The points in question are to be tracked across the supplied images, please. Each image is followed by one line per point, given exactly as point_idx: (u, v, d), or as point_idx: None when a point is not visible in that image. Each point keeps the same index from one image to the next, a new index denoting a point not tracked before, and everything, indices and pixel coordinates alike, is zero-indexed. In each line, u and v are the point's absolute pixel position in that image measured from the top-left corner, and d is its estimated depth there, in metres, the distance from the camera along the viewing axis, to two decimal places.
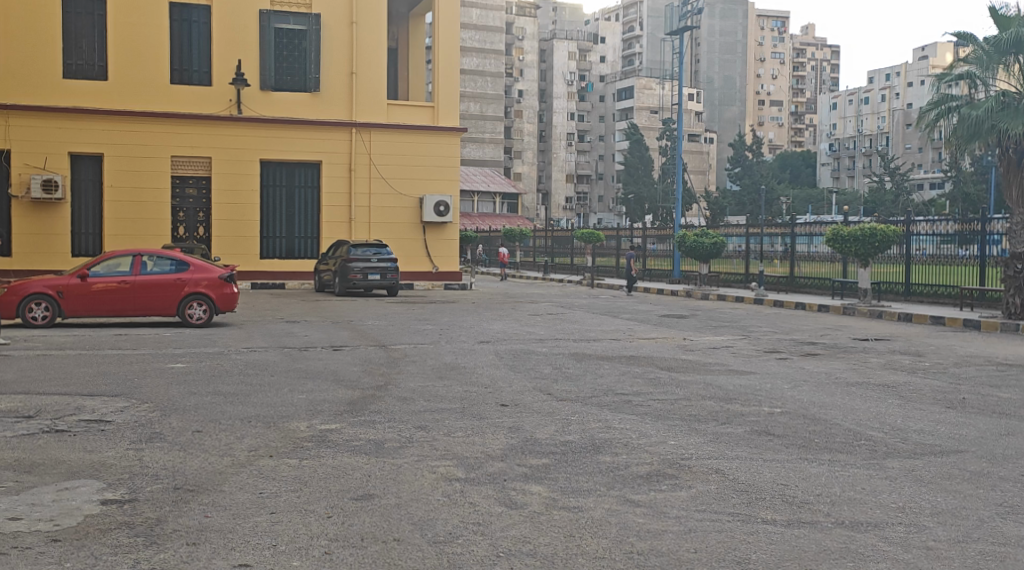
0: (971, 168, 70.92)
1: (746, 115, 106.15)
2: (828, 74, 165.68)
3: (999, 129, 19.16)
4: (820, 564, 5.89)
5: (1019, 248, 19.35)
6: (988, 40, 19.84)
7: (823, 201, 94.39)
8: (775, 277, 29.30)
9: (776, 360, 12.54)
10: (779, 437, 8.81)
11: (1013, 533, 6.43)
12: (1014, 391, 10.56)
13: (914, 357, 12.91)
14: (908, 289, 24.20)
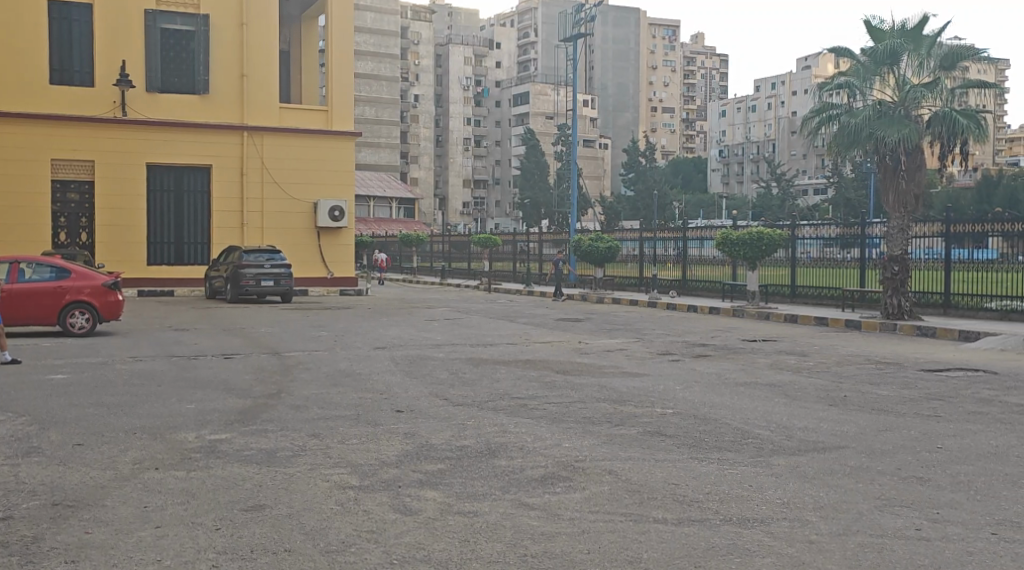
0: (851, 174, 73.86)
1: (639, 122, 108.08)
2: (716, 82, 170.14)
3: (875, 137, 19.92)
4: (710, 562, 6.02)
5: (896, 251, 20.19)
6: (865, 52, 20.71)
7: (713, 206, 96.74)
8: (668, 280, 29.89)
9: (668, 362, 12.78)
10: (671, 437, 8.99)
11: (890, 526, 6.71)
12: (892, 387, 11.01)
13: (799, 357, 13.35)
14: (794, 291, 25.01)
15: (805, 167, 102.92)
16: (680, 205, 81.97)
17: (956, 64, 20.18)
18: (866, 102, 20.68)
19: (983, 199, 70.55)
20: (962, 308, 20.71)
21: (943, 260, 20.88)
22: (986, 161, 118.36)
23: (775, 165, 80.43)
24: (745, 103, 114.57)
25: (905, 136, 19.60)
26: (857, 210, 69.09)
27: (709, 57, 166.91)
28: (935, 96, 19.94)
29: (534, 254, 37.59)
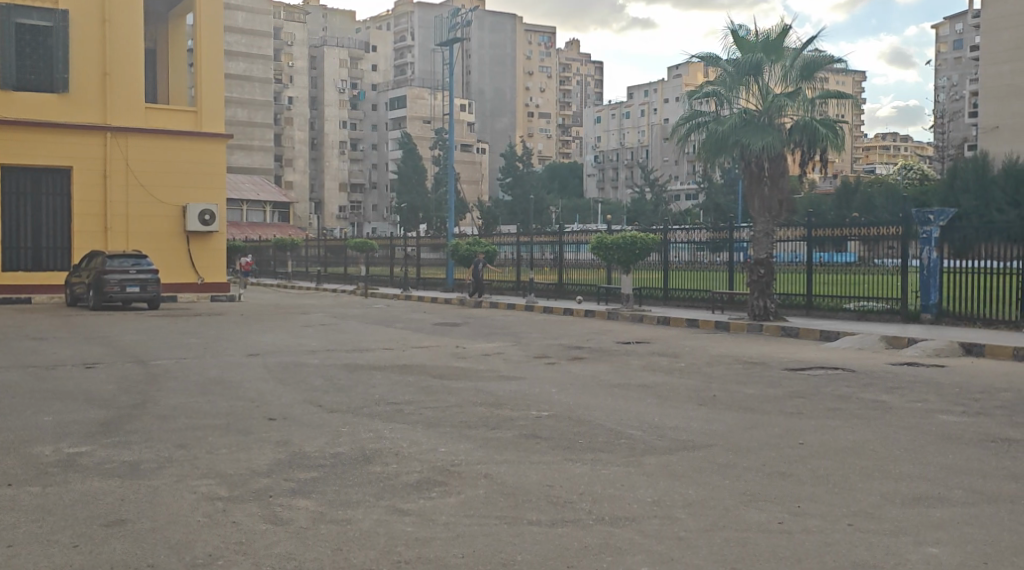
0: (720, 180, 76.21)
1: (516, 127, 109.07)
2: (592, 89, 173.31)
3: (742, 144, 20.60)
4: (582, 561, 6.10)
5: (761, 255, 20.96)
6: (730, 62, 21.43)
7: (590, 211, 98.32)
8: (545, 284, 30.20)
9: (544, 365, 12.93)
10: (545, 439, 9.08)
11: (754, 520, 6.93)
12: (758, 386, 11.40)
13: (670, 358, 13.70)
14: (667, 294, 25.68)
15: (677, 173, 105.73)
16: (558, 210, 82.95)
17: (814, 74, 20.97)
18: (732, 110, 21.36)
19: (842, 204, 73.98)
20: (822, 309, 21.63)
21: (806, 263, 21.78)
22: (844, 168, 124.00)
23: (647, 171, 82.34)
24: (620, 109, 116.98)
25: (769, 144, 20.35)
26: (725, 215, 71.42)
27: (585, 65, 169.86)
28: (797, 106, 20.76)
29: (412, 259, 37.48)
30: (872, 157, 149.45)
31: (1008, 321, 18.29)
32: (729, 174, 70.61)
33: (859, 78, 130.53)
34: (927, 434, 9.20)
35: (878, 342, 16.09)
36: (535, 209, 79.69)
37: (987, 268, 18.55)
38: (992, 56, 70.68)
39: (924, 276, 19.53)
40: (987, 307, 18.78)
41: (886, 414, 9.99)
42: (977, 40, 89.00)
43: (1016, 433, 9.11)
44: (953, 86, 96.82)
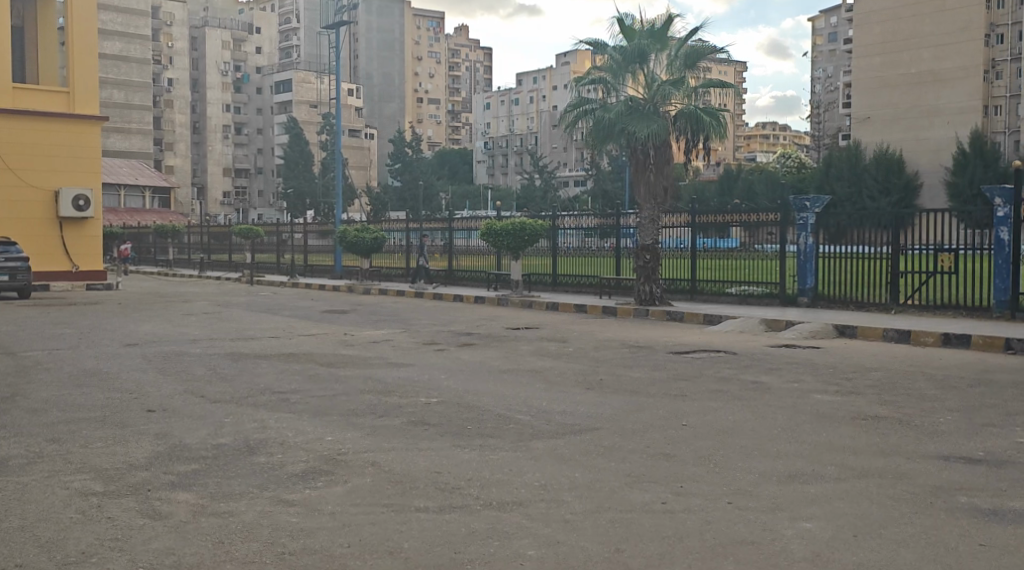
0: (607, 166, 77.31)
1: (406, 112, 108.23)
2: (482, 75, 173.49)
3: (628, 132, 20.90)
4: (469, 546, 6.13)
5: (647, 241, 21.37)
6: (617, 50, 21.67)
7: (480, 198, 98.46)
8: (435, 271, 30.14)
9: (433, 351, 12.90)
10: (434, 426, 9.07)
11: (639, 500, 7.07)
12: (643, 370, 11.64)
13: (559, 343, 13.85)
14: (556, 280, 25.98)
15: (567, 160, 106.86)
16: (448, 197, 82.66)
17: (697, 63, 21.48)
18: (619, 97, 21.63)
19: (725, 191, 76.12)
20: (706, 293, 22.19)
21: (690, 250, 22.31)
22: (726, 158, 127.47)
23: (536, 158, 82.93)
24: (510, 96, 117.40)
25: (654, 131, 20.69)
26: (613, 201, 72.55)
27: (477, 51, 169.58)
28: (682, 94, 21.18)
29: (299, 246, 36.93)
30: (752, 144, 153.98)
31: (879, 304, 19.08)
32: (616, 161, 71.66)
33: (739, 68, 134.37)
34: (803, 413, 9.55)
35: (758, 324, 16.60)
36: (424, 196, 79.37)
37: (860, 253, 19.30)
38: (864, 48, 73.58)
39: (802, 261, 20.22)
40: (859, 291, 19.56)
41: (766, 394, 10.33)
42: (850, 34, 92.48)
43: (885, 411, 9.54)
44: (829, 77, 100.42)
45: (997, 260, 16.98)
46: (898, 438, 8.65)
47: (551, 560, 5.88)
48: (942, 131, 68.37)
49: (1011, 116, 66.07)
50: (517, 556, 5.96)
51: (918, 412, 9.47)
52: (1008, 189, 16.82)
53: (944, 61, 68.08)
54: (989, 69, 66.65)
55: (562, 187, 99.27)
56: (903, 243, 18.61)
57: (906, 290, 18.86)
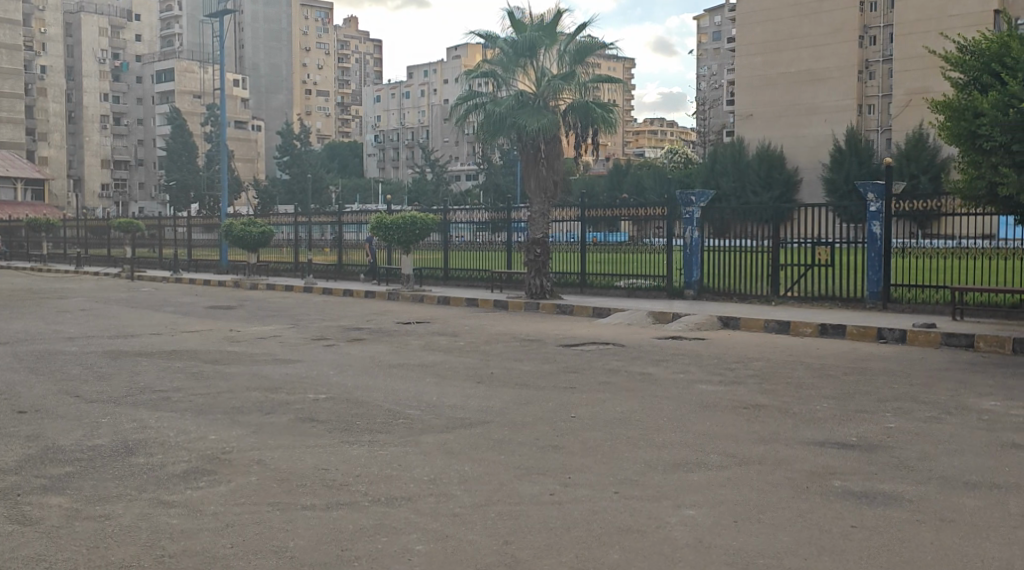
0: (498, 160, 77.62)
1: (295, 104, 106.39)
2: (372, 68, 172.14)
3: (518, 125, 20.99)
4: (356, 543, 6.06)
5: (538, 234, 21.55)
6: (507, 43, 21.71)
7: (371, 191, 97.58)
8: (324, 265, 29.76)
9: (322, 347, 12.73)
10: (322, 422, 8.94)
11: (528, 492, 7.12)
12: (533, 362, 11.73)
13: (450, 337, 13.85)
14: (447, 274, 25.98)
15: (458, 154, 106.87)
16: (337, 191, 81.70)
17: (586, 58, 21.74)
18: (509, 91, 21.69)
19: (614, 185, 77.29)
20: (595, 286, 22.52)
21: (580, 243, 22.53)
22: (615, 154, 129.49)
23: (428, 151, 82.65)
24: (401, 89, 116.71)
25: (544, 125, 20.87)
26: (504, 195, 72.95)
27: (366, 43, 167.83)
28: (572, 88, 21.40)
29: (183, 240, 35.98)
30: (640, 139, 156.72)
31: (761, 296, 19.70)
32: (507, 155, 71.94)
33: (627, 65, 136.63)
34: (688, 403, 9.76)
35: (646, 317, 16.91)
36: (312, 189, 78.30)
37: (743, 246, 19.87)
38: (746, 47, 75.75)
39: (687, 254, 20.68)
40: (743, 283, 20.17)
41: (652, 385, 10.52)
42: (732, 34, 95.15)
43: (766, 400, 9.85)
44: (712, 76, 103.14)
45: (870, 253, 17.71)
46: (778, 425, 8.93)
47: (440, 555, 5.86)
48: (819, 129, 70.87)
49: (883, 115, 68.94)
50: (405, 551, 5.93)
51: (795, 400, 9.80)
52: (881, 185, 17.56)
53: (822, 61, 70.60)
54: (863, 70, 69.52)
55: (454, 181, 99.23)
56: (783, 237, 19.23)
57: (786, 282, 19.51)
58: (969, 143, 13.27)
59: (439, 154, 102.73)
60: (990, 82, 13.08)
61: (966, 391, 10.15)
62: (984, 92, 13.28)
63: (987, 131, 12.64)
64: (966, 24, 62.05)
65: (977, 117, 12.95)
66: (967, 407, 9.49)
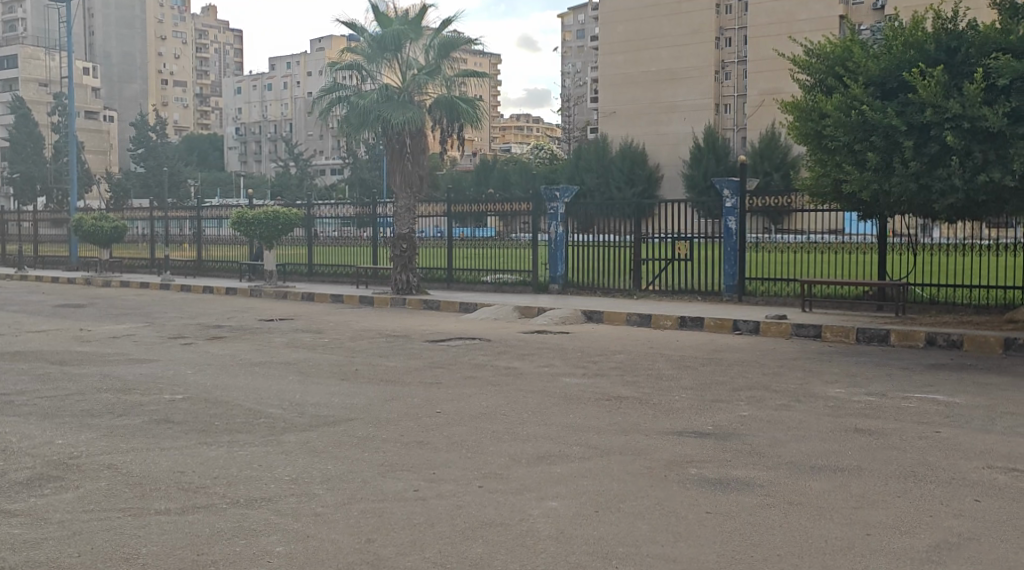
0: (364, 154, 76.83)
1: (152, 94, 102.58)
2: (232, 58, 167.62)
3: (383, 120, 20.78)
4: (213, 547, 5.88)
5: (404, 229, 21.41)
6: (371, 36, 21.46)
7: (233, 184, 95.04)
8: (182, 262, 28.84)
9: (180, 345, 12.34)
10: (178, 424, 8.66)
11: (391, 489, 7.08)
12: (399, 358, 11.67)
13: (314, 334, 13.63)
14: (311, 270, 25.61)
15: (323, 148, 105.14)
16: (196, 184, 79.20)
17: (451, 53, 21.68)
18: (374, 84, 21.48)
19: (481, 180, 77.61)
20: (462, 281, 22.61)
21: (447, 238, 22.53)
22: (482, 151, 129.96)
23: (291, 145, 81.08)
24: (264, 81, 114.08)
25: (410, 118, 20.73)
26: (370, 189, 72.29)
27: (225, 32, 163.03)
28: (437, 83, 21.42)
29: (28, 235, 34.25)
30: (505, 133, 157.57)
31: (622, 290, 20.18)
32: (373, 150, 71.28)
33: (491, 60, 137.38)
34: (552, 396, 9.90)
35: (512, 312, 17.06)
36: (170, 182, 75.63)
37: (606, 242, 20.20)
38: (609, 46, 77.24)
39: (552, 249, 20.93)
40: (605, 277, 20.61)
41: (517, 379, 10.63)
42: (595, 32, 96.87)
43: (627, 391, 10.08)
44: (575, 73, 104.76)
45: (727, 248, 18.34)
46: (639, 416, 9.15)
47: (300, 556, 5.76)
48: (679, 127, 72.95)
49: (738, 114, 71.49)
50: (264, 553, 5.80)
51: (655, 391, 10.07)
52: (736, 182, 18.11)
53: (681, 61, 72.67)
54: (719, 70, 71.94)
55: (320, 176, 97.67)
56: (645, 232, 19.66)
57: (647, 276, 20.03)
58: (816, 142, 13.90)
59: (304, 147, 100.95)
60: (834, 84, 13.76)
61: (812, 379, 10.65)
62: (830, 95, 13.97)
63: (832, 132, 13.27)
64: (814, 29, 65.06)
65: (822, 119, 13.67)
66: (814, 393, 9.97)
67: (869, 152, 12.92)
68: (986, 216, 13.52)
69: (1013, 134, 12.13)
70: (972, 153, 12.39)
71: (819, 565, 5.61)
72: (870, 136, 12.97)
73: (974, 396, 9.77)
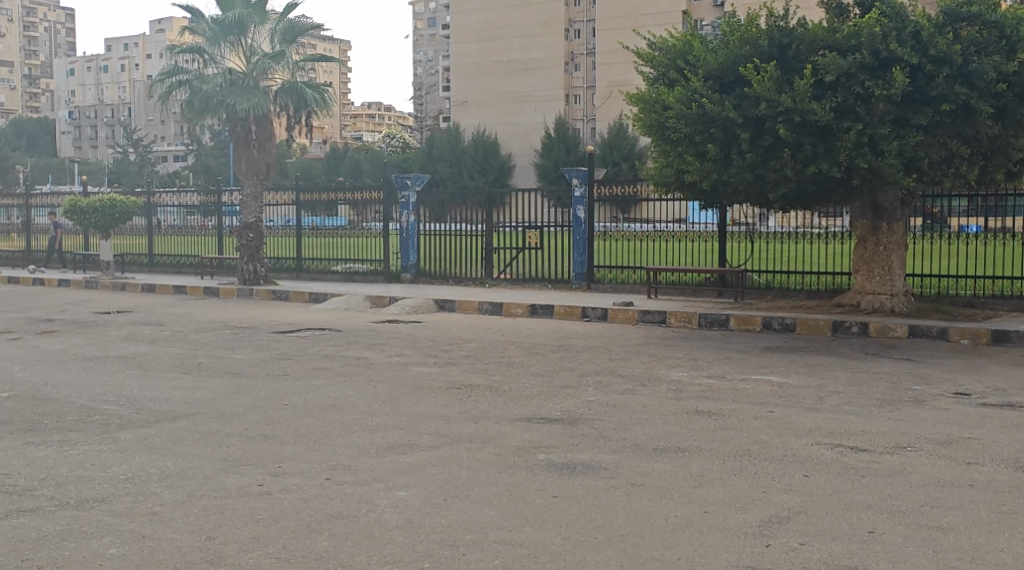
0: (209, 141, 74.44)
1: None
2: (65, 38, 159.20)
3: (227, 105, 20.16)
4: (39, 553, 5.57)
5: (251, 219, 20.86)
6: (212, 19, 20.71)
7: (67, 171, 90.38)
8: (10, 252, 27.31)
9: (5, 341, 11.63)
10: (3, 424, 8.16)
11: (233, 485, 6.88)
12: (245, 350, 11.37)
13: (154, 326, 13.13)
14: (152, 260, 24.74)
15: (164, 134, 101.26)
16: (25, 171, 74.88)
17: (298, 38, 21.33)
18: (218, 68, 20.87)
19: (333, 168, 76.47)
20: (312, 271, 22.29)
21: (296, 227, 22.11)
22: (331, 138, 128.22)
23: (129, 130, 77.70)
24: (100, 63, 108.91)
25: (255, 105, 20.07)
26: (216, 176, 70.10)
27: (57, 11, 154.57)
28: (283, 68, 20.93)
29: None
30: (356, 122, 155.95)
31: (475, 278, 20.28)
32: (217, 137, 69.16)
33: (341, 47, 135.59)
34: (402, 385, 9.85)
35: (364, 301, 16.87)
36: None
37: (456, 231, 20.23)
38: (461, 35, 77.41)
39: (404, 238, 20.82)
40: (457, 266, 20.68)
41: (367, 369, 10.52)
42: (445, 21, 96.98)
43: (478, 379, 10.14)
44: (426, 61, 104.61)
45: (576, 237, 18.67)
46: (488, 403, 9.21)
47: (134, 558, 5.53)
48: (531, 117, 73.84)
49: (588, 106, 72.95)
50: (95, 556, 5.54)
51: (505, 379, 10.16)
52: (585, 172, 18.43)
53: (532, 52, 73.53)
54: (568, 62, 73.21)
55: (162, 162, 94.13)
56: (496, 221, 19.76)
57: (498, 265, 20.20)
58: (659, 134, 14.25)
59: (144, 133, 97.04)
60: (675, 77, 14.19)
61: (657, 364, 10.99)
62: (671, 88, 14.38)
63: (673, 123, 13.67)
64: (659, 24, 66.95)
65: (665, 110, 14.06)
66: (658, 377, 10.27)
67: (709, 144, 13.39)
68: (815, 206, 14.23)
69: (838, 128, 12.87)
70: (802, 146, 13.02)
71: (660, 543, 5.78)
72: (709, 129, 13.45)
73: (804, 376, 10.30)
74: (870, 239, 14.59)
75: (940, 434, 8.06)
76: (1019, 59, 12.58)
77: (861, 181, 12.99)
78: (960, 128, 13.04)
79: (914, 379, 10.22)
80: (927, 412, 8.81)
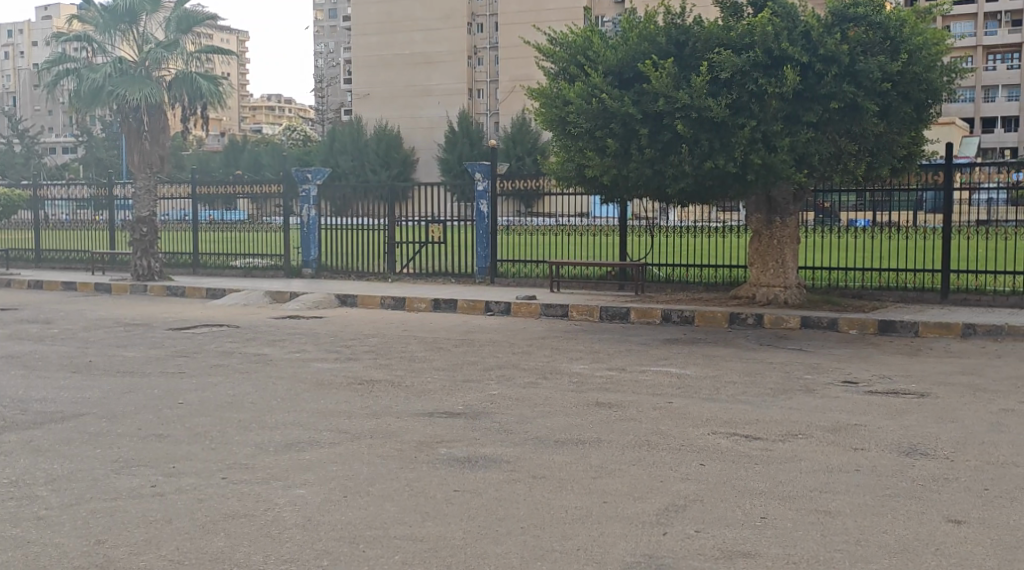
0: (99, 132, 71.92)
1: None
2: None
3: (117, 95, 19.50)
4: None
5: (144, 213, 20.08)
6: (102, 6, 20.03)
7: None
8: None
9: None
10: None
11: (124, 486, 6.67)
12: (138, 348, 11.04)
13: (41, 324, 12.65)
14: (38, 256, 23.75)
15: (51, 124, 97.45)
16: None
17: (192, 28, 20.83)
18: (108, 57, 20.21)
19: (231, 161, 74.81)
20: (209, 267, 21.75)
21: (192, 221, 21.55)
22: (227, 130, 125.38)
23: (14, 121, 74.48)
24: None
25: (146, 96, 19.46)
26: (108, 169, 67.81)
27: None
28: (176, 58, 20.36)
29: None
30: (254, 113, 152.90)
31: (377, 273, 20.11)
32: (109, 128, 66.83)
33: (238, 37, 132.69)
34: (302, 381, 9.71)
35: (264, 297, 16.57)
36: None
37: (358, 225, 20.03)
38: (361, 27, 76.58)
39: (305, 232, 20.53)
40: (359, 261, 20.50)
41: (266, 366, 10.33)
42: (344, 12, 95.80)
43: (379, 374, 10.06)
44: (326, 52, 103.23)
45: (478, 231, 18.65)
46: (390, 398, 9.15)
47: (18, 565, 5.31)
48: (434, 111, 73.59)
49: (491, 100, 73.08)
50: None
51: (407, 373, 10.10)
52: (488, 166, 18.39)
53: (434, 45, 73.25)
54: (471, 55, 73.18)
55: (48, 154, 90.56)
56: (398, 216, 19.60)
57: (401, 259, 20.07)
58: (561, 128, 14.34)
59: (29, 123, 93.21)
60: (576, 72, 14.29)
61: (558, 357, 11.08)
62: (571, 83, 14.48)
63: (574, 118, 13.77)
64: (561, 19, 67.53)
65: (566, 105, 14.14)
66: (560, 370, 10.37)
67: (609, 139, 13.56)
68: (712, 200, 14.54)
69: (734, 124, 13.18)
70: (699, 141, 13.30)
71: (559, 535, 5.82)
72: (609, 124, 13.61)
73: (702, 367, 10.53)
74: (765, 233, 15.00)
75: (829, 421, 8.33)
76: (901, 60, 13.12)
77: (756, 177, 13.31)
78: (848, 125, 13.52)
79: (805, 368, 10.55)
80: (818, 400, 9.09)
